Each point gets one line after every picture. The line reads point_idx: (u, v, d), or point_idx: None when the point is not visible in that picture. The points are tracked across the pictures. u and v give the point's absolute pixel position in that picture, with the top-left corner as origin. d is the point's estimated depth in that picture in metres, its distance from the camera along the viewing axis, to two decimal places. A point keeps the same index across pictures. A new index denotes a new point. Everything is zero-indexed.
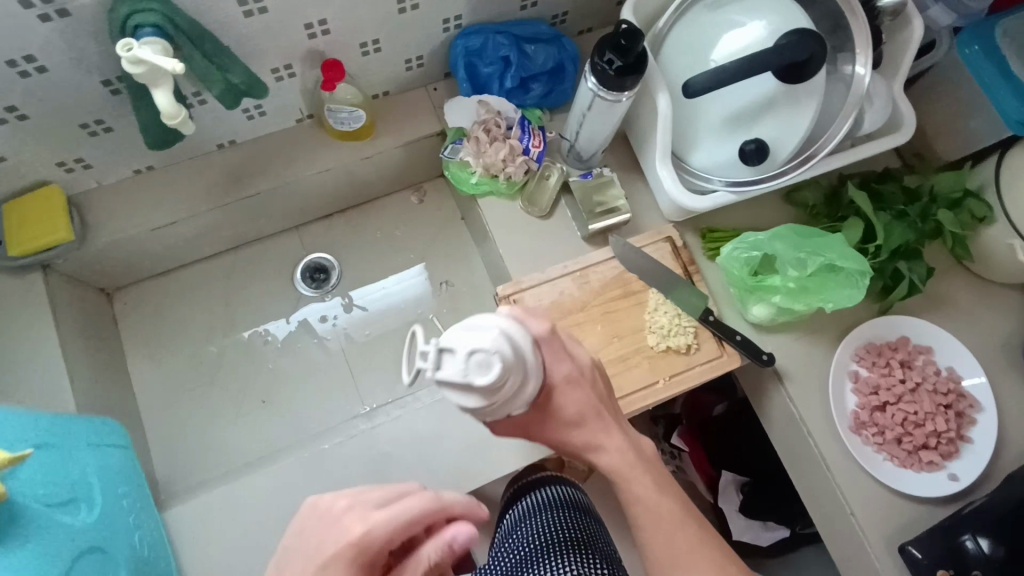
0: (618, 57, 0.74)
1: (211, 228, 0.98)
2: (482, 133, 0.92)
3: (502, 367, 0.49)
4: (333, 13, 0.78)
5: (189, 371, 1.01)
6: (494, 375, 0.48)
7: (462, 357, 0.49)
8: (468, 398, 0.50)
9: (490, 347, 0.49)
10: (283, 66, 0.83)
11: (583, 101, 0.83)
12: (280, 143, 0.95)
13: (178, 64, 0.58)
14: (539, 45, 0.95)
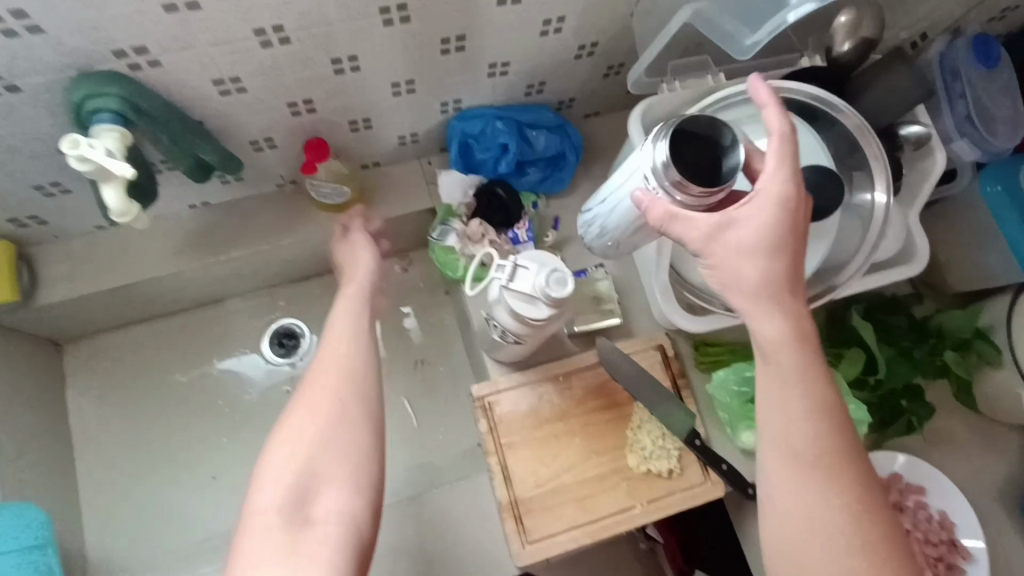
0: (689, 156, 0.56)
1: (176, 288, 0.92)
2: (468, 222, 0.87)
3: (573, 285, 0.59)
4: (320, 94, 0.72)
5: (137, 435, 0.94)
6: (569, 288, 0.59)
7: (537, 273, 0.59)
8: (528, 309, 0.60)
9: (564, 268, 0.60)
10: (263, 139, 0.77)
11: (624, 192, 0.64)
12: (257, 207, 0.90)
13: (128, 169, 0.56)
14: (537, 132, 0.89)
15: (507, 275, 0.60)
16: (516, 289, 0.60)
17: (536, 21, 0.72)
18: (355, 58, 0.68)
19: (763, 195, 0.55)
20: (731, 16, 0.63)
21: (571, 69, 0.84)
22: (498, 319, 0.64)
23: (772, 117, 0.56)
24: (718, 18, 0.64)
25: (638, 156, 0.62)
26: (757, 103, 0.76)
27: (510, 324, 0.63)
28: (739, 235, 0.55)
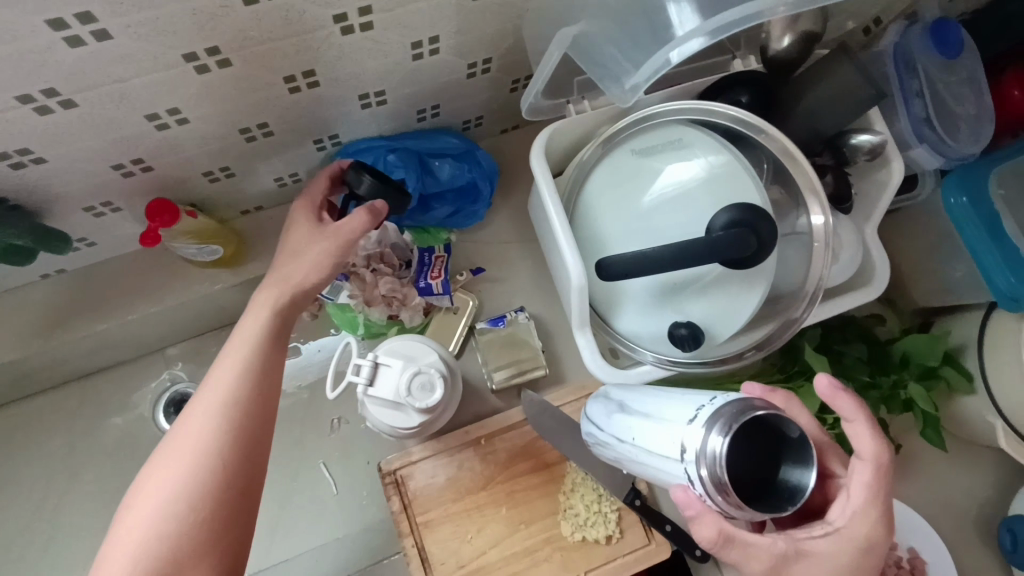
0: (738, 451, 0.45)
1: (40, 365, 0.81)
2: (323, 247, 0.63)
3: (444, 388, 0.52)
4: (149, 151, 0.60)
5: (19, 530, 0.84)
6: (438, 394, 0.51)
7: (401, 376, 0.52)
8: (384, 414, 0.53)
9: (432, 369, 0.52)
10: (96, 203, 0.64)
11: (649, 447, 0.52)
12: (122, 270, 0.78)
13: None
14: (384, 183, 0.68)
15: (368, 374, 0.53)
16: (379, 393, 0.53)
17: (402, 45, 0.59)
18: (176, 110, 0.56)
19: (841, 539, 0.48)
20: (617, 45, 0.54)
21: (466, 88, 0.72)
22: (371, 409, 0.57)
23: (866, 442, 0.48)
24: (603, 46, 0.55)
25: (678, 412, 0.50)
26: (673, 127, 0.66)
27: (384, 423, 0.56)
28: (806, 572, 0.48)
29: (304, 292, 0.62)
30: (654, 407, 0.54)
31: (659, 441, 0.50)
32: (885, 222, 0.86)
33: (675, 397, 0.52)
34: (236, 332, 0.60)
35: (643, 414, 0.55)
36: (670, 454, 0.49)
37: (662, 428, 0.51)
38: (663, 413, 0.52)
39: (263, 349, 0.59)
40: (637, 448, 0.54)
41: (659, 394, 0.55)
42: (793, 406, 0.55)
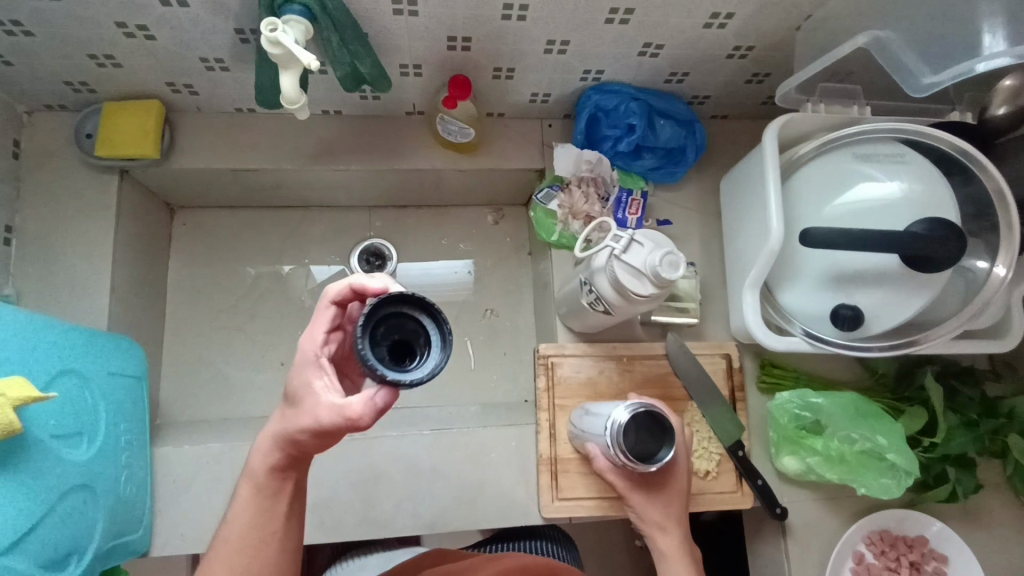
0: (634, 433, 0.74)
1: (288, 185, 0.98)
2: (314, 427, 0.55)
3: (684, 271, 0.62)
4: (479, 35, 0.75)
5: (223, 309, 1.01)
6: (680, 273, 0.62)
7: (652, 251, 0.63)
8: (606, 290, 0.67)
9: (678, 253, 0.63)
10: (412, 65, 0.80)
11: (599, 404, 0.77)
12: (382, 129, 0.93)
13: (313, 62, 0.59)
14: (411, 332, 0.52)
15: (623, 241, 0.64)
16: (629, 260, 0.64)
17: (704, 12, 0.72)
18: (525, 6, 0.70)
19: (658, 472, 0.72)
20: (914, 51, 0.68)
21: (717, 67, 0.84)
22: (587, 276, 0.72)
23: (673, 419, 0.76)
24: (899, 50, 0.68)
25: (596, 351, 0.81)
26: (896, 144, 0.77)
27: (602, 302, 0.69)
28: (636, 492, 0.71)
29: (308, 443, 0.58)
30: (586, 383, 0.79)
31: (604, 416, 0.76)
32: None
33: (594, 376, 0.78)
34: (250, 475, 0.61)
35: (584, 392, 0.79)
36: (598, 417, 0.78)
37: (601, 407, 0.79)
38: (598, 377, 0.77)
39: (271, 499, 0.61)
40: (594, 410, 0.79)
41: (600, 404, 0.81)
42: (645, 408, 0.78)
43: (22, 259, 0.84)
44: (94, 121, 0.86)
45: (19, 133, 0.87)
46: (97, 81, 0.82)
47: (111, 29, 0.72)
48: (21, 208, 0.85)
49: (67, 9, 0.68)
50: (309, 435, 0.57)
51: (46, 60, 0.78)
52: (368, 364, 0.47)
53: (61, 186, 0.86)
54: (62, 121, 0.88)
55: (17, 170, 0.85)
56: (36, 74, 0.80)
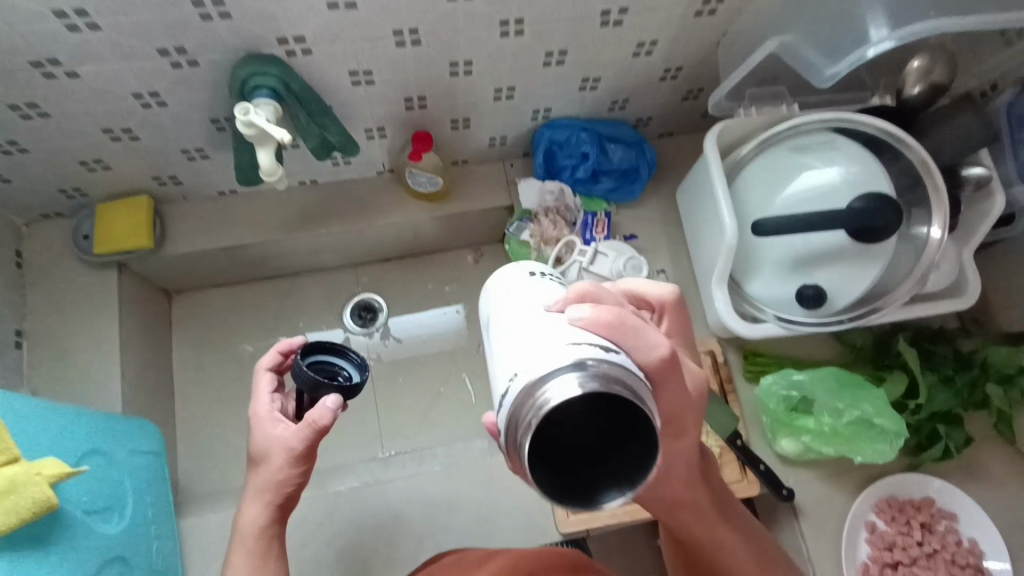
0: None
1: (275, 255, 1.03)
2: (288, 458, 0.59)
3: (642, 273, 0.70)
4: (432, 93, 0.82)
5: (228, 381, 1.05)
6: None
7: None
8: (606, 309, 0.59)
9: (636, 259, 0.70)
10: (376, 129, 0.87)
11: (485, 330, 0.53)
12: (357, 190, 1.00)
13: (286, 135, 0.66)
14: (333, 370, 0.65)
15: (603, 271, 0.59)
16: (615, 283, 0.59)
17: (630, 42, 0.80)
18: (469, 62, 0.78)
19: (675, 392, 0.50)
20: (815, 48, 0.72)
21: (653, 89, 0.92)
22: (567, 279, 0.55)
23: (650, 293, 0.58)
24: (804, 49, 0.73)
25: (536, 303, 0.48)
26: (828, 133, 0.84)
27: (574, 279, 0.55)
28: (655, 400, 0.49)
29: (290, 481, 0.60)
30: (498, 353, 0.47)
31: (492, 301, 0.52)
32: (982, 256, 1.00)
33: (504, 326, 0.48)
34: (240, 539, 0.61)
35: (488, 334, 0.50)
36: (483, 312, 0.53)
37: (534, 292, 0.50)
38: (499, 335, 0.47)
39: (262, 559, 0.60)
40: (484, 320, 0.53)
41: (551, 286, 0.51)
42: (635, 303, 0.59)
43: (35, 360, 0.89)
44: (89, 223, 0.92)
45: (20, 244, 0.93)
46: (90, 185, 0.89)
47: (98, 137, 0.79)
48: (29, 313, 0.91)
49: (58, 125, 0.75)
50: (288, 470, 0.60)
51: (42, 174, 0.84)
52: (304, 373, 0.60)
53: (65, 287, 0.92)
54: (59, 227, 0.94)
55: (22, 278, 0.91)
56: (33, 188, 0.87)
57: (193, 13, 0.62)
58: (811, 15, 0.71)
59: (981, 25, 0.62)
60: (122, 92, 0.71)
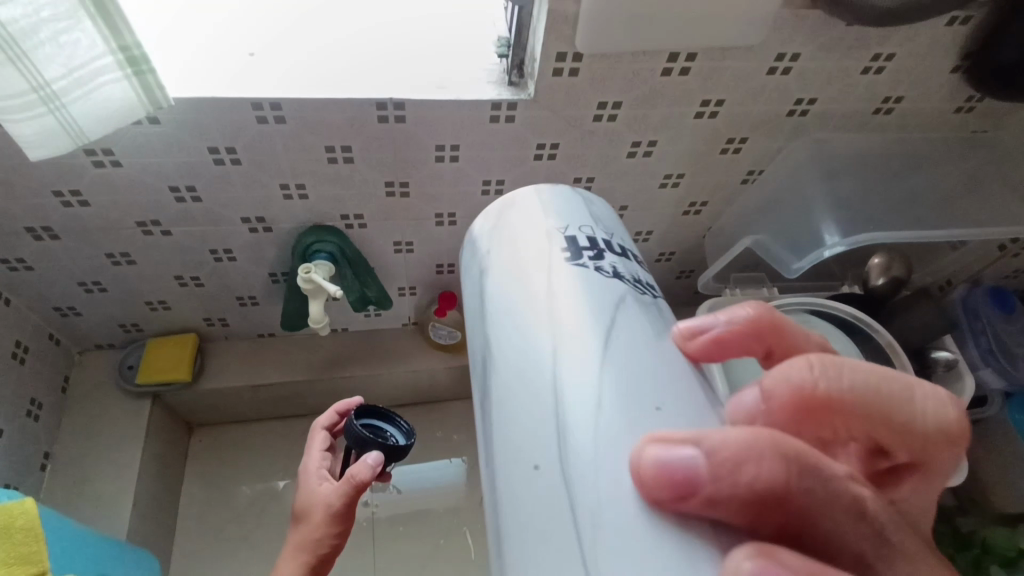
0: None
1: (298, 395, 1.10)
2: (327, 513, 0.67)
3: None
4: (460, 261, 0.96)
5: (230, 520, 1.05)
6: None
7: None
8: (603, 223, 0.58)
9: None
10: (407, 288, 1.00)
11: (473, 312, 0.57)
12: (382, 340, 1.10)
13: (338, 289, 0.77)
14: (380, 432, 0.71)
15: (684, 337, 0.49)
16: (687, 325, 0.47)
17: (631, 231, 0.95)
18: None
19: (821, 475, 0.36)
20: (783, 245, 0.84)
21: (651, 268, 1.06)
22: (583, 221, 0.56)
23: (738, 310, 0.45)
24: (775, 246, 0.84)
25: (582, 418, 0.42)
26: (804, 313, 0.94)
27: (617, 279, 0.51)
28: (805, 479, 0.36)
29: (327, 538, 0.67)
30: (503, 433, 0.45)
31: (518, 234, 0.56)
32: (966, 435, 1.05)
33: (521, 400, 0.46)
34: None
35: (486, 369, 0.51)
36: (488, 250, 0.58)
37: (573, 368, 0.44)
38: (569, 388, 0.43)
39: None
40: (483, 312, 0.54)
41: (595, 360, 0.44)
42: (741, 349, 0.46)
43: (54, 482, 0.93)
44: (137, 355, 1.01)
45: (70, 371, 1.01)
46: (147, 322, 1.00)
47: (169, 282, 0.91)
48: (61, 436, 0.96)
49: (139, 271, 0.88)
50: (328, 527, 0.67)
51: (110, 310, 0.95)
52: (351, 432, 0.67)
53: (101, 413, 0.98)
54: (108, 358, 1.03)
55: (63, 402, 0.98)
56: (97, 322, 0.97)
57: (277, 194, 0.77)
58: (780, 219, 0.86)
59: (920, 238, 0.75)
60: (201, 248, 0.85)
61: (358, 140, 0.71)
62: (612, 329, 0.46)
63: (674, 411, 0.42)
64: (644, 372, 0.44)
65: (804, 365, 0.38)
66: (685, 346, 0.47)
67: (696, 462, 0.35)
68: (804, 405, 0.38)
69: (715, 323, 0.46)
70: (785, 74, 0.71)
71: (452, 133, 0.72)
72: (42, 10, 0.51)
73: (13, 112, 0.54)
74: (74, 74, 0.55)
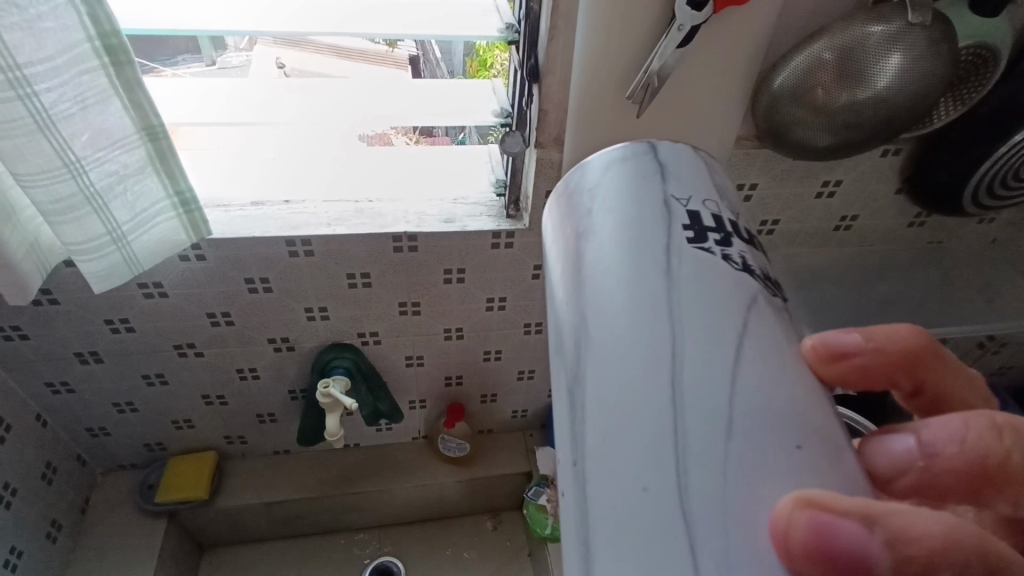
0: None
1: (310, 512, 1.11)
2: None
3: None
4: (467, 373, 1.02)
5: None
6: None
7: None
8: (725, 200, 0.50)
9: None
10: (418, 400, 1.05)
11: (559, 273, 0.48)
12: (392, 453, 1.13)
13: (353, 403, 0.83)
14: None
15: None
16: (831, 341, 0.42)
17: None
18: (499, 351, 0.99)
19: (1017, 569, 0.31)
20: None
21: None
22: (706, 197, 0.49)
23: (895, 331, 0.42)
24: None
25: (708, 448, 0.36)
26: None
27: (747, 274, 0.44)
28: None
29: None
30: (598, 442, 0.38)
31: (628, 198, 0.47)
32: None
33: (626, 405, 0.38)
34: None
35: (578, 355, 0.43)
36: (589, 204, 0.49)
37: (699, 382, 0.38)
38: (694, 391, 0.37)
39: None
40: (574, 283, 0.46)
41: (726, 383, 0.38)
42: (878, 377, 0.43)
43: None
44: (157, 474, 1.05)
45: (91, 491, 1.04)
46: (170, 440, 1.05)
47: (196, 401, 0.97)
48: (76, 559, 0.97)
49: (170, 390, 0.94)
50: None
51: (137, 430, 1.01)
52: None
53: (115, 534, 1.00)
54: (129, 477, 1.07)
55: (81, 523, 1.00)
56: (124, 441, 1.02)
57: (302, 316, 0.86)
58: None
59: None
60: (229, 367, 0.92)
61: (376, 268, 0.81)
62: (744, 338, 0.40)
63: (818, 453, 0.36)
64: (780, 404, 0.38)
65: (988, 429, 0.34)
66: (819, 370, 0.42)
67: (869, 546, 0.30)
68: (979, 472, 0.34)
69: (856, 347, 0.42)
70: (747, 200, 0.82)
71: (458, 259, 0.82)
72: (122, 173, 0.63)
73: (88, 254, 0.64)
74: (139, 220, 0.66)
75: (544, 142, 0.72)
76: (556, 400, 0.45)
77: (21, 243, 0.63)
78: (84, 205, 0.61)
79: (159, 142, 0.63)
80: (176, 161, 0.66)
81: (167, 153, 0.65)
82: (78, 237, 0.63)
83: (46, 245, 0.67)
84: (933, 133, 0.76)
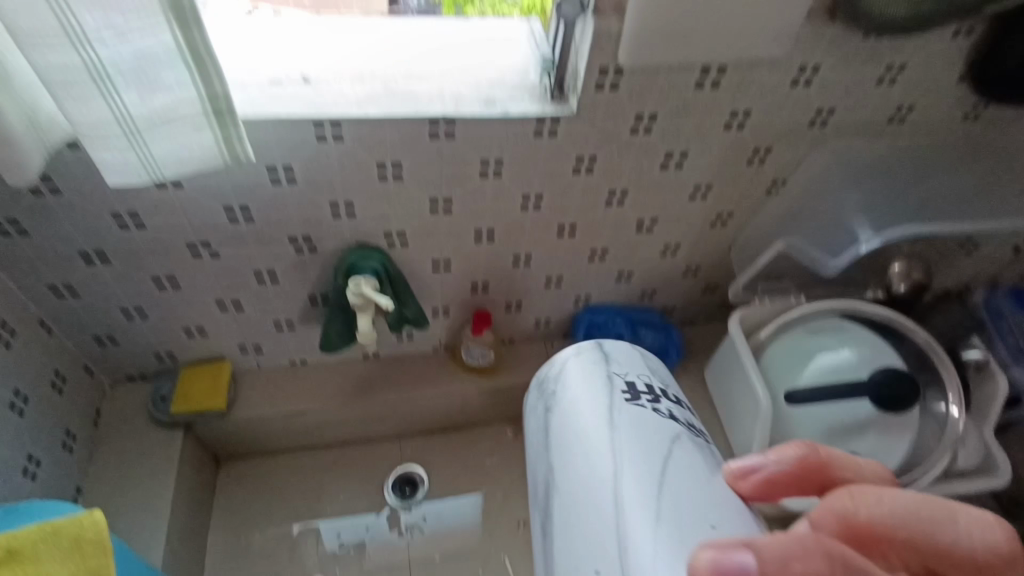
0: None
1: (330, 423, 1.10)
2: None
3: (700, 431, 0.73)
4: (494, 279, 0.98)
5: (261, 555, 1.04)
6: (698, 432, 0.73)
7: None
8: (657, 375, 0.66)
9: None
10: (441, 308, 1.01)
11: (540, 474, 0.62)
12: (412, 363, 1.11)
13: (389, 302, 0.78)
14: None
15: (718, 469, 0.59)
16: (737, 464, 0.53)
17: (660, 243, 0.98)
18: (529, 255, 0.95)
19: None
20: (812, 243, 0.94)
21: (677, 282, 1.08)
22: (641, 372, 0.65)
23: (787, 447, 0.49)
24: (805, 245, 0.94)
25: (643, 539, 0.49)
26: (837, 319, 0.96)
27: (673, 421, 0.60)
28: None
29: None
30: (565, 552, 0.54)
31: (580, 381, 0.63)
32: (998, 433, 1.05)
33: (579, 521, 0.54)
34: None
35: (548, 494, 0.60)
36: (550, 399, 0.65)
37: (633, 489, 0.52)
38: (632, 502, 0.51)
39: None
40: (548, 481, 0.60)
41: (654, 488, 0.52)
42: (786, 491, 0.49)
43: None
44: (169, 385, 1.01)
45: (102, 403, 1.00)
46: (182, 351, 1.00)
47: (210, 307, 0.92)
48: (93, 470, 0.95)
49: (182, 296, 0.89)
50: None
51: (147, 339, 0.96)
52: None
53: (134, 445, 0.97)
54: (140, 389, 1.02)
55: (96, 435, 0.97)
56: (133, 351, 0.97)
57: (327, 212, 0.80)
58: (814, 218, 0.94)
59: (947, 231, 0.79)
60: (247, 269, 0.86)
61: (408, 158, 0.75)
62: (671, 459, 0.55)
63: (728, 529, 0.48)
64: (699, 501, 0.50)
65: (841, 494, 0.42)
66: (737, 486, 0.52)
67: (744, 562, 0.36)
68: (850, 531, 0.40)
69: (763, 464, 0.50)
70: (806, 87, 0.76)
71: (497, 149, 0.76)
72: (146, 58, 0.54)
73: (97, 140, 0.58)
74: (159, 118, 0.59)
75: (601, 10, 0.66)
76: (538, 535, 0.61)
77: (23, 114, 0.56)
78: (88, 82, 0.54)
79: (190, 33, 0.54)
80: (210, 59, 0.57)
81: (198, 43, 0.55)
82: (85, 117, 0.56)
83: (50, 121, 0.60)
84: (1012, 11, 0.71)
